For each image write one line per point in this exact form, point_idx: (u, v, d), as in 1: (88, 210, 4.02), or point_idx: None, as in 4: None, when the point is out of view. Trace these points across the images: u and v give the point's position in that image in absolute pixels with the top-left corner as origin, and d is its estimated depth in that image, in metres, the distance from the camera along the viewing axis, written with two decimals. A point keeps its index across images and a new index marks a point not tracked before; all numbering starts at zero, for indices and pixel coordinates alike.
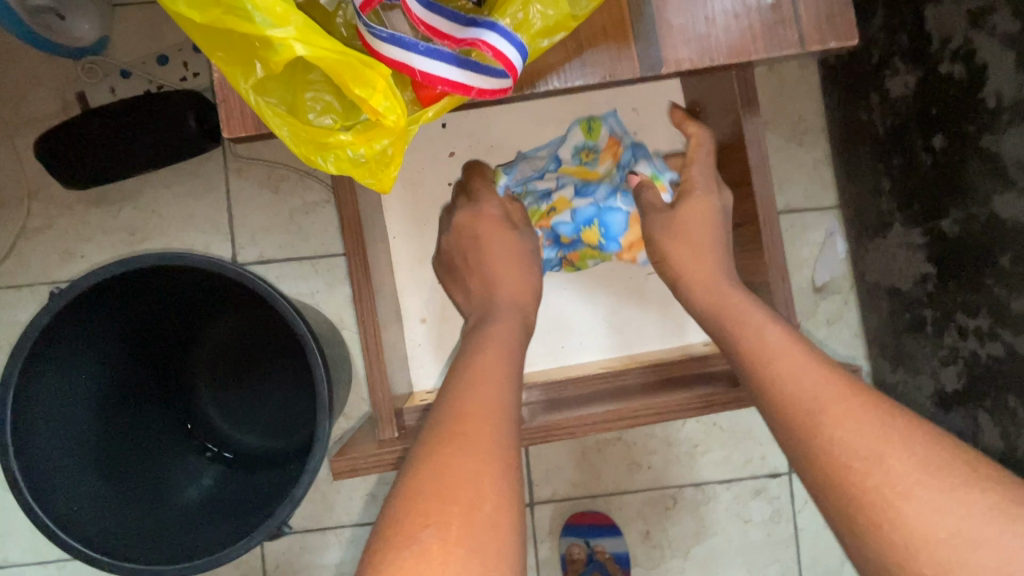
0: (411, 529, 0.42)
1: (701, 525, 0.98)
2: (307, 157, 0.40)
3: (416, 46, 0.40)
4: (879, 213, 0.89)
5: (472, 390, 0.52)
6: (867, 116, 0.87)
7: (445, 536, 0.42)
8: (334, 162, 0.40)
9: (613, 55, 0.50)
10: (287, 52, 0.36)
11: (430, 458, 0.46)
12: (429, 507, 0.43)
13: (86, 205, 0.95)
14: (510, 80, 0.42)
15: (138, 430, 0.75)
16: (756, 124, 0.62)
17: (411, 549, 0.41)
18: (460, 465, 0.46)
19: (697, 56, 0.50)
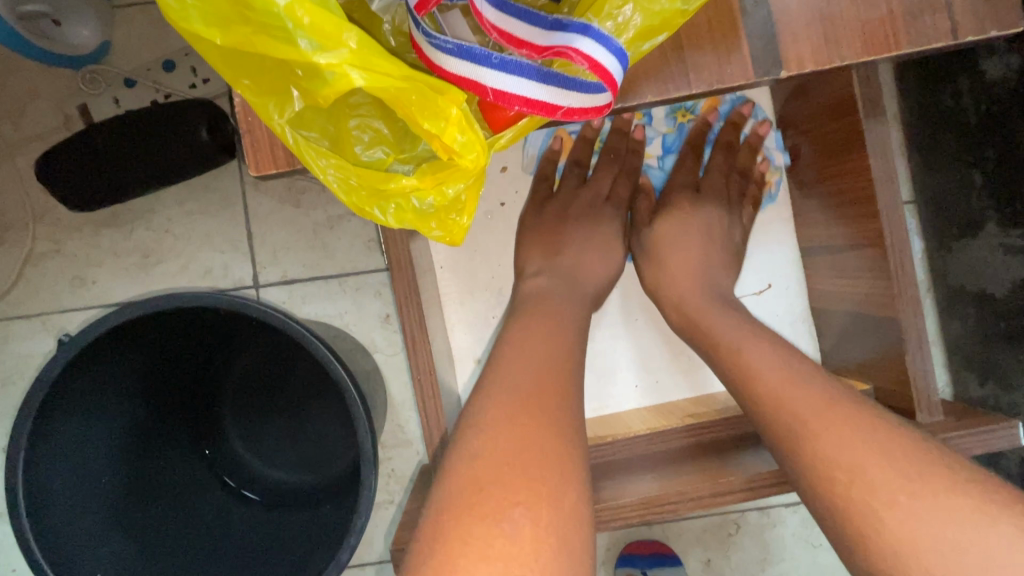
0: (500, 505, 0.40)
1: (767, 552, 0.91)
2: (360, 207, 0.34)
3: (488, 58, 0.31)
4: (967, 210, 0.79)
5: (534, 354, 0.51)
6: (953, 101, 0.78)
7: (536, 517, 0.40)
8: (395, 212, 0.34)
9: (719, 58, 0.43)
10: (342, 82, 0.30)
11: (505, 424, 0.44)
12: (512, 479, 0.41)
13: (96, 227, 0.88)
14: (609, 96, 0.34)
15: (165, 477, 0.69)
16: (882, 129, 0.55)
17: (502, 526, 0.39)
18: (536, 433, 0.44)
19: (820, 54, 0.43)
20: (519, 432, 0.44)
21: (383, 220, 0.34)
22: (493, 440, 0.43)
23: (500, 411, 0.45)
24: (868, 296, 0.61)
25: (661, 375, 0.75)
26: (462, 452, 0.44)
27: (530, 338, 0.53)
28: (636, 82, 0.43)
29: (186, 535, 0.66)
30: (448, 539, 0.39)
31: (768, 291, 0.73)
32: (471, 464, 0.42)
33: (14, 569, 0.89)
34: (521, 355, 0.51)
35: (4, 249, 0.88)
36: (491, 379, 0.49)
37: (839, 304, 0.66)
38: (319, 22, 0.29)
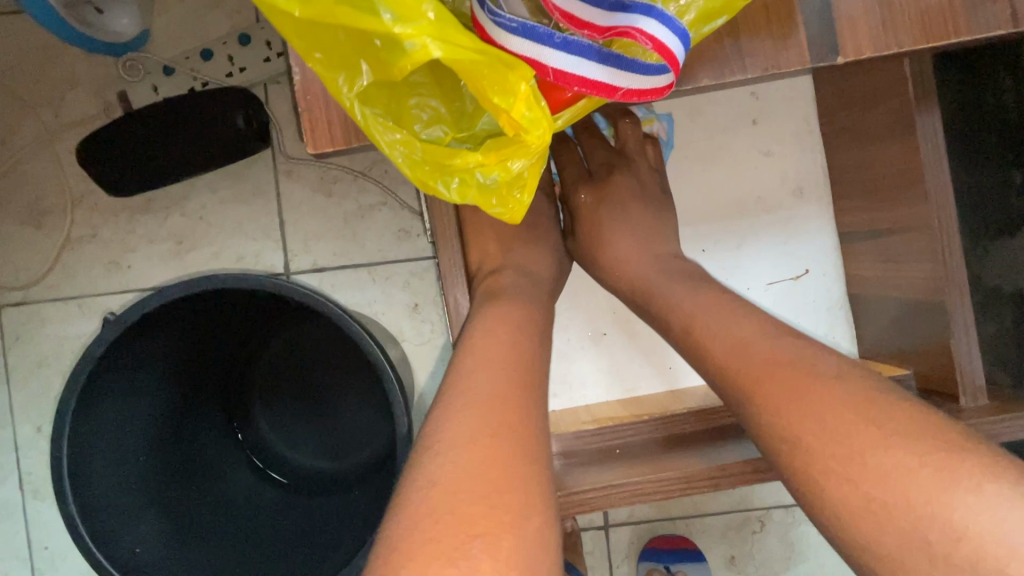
0: (456, 538, 0.36)
1: (791, 551, 0.90)
2: (423, 183, 0.34)
3: (551, 38, 0.32)
4: (1007, 209, 0.78)
5: (487, 367, 0.47)
6: (994, 99, 0.77)
7: (498, 550, 0.36)
8: (458, 187, 0.34)
9: (774, 44, 0.43)
10: (420, 53, 0.29)
11: (461, 449, 0.40)
12: (463, 513, 0.37)
13: (131, 213, 0.89)
14: (671, 76, 0.34)
15: (198, 458, 0.70)
16: (931, 117, 0.54)
17: (458, 565, 0.34)
18: (499, 458, 0.40)
19: (877, 39, 0.43)
20: (477, 458, 0.40)
21: (445, 195, 0.34)
22: (449, 469, 0.39)
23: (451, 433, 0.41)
24: (920, 289, 0.60)
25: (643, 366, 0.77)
26: (419, 485, 0.39)
27: (490, 348, 0.49)
28: (692, 65, 0.43)
29: (217, 517, 0.67)
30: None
31: (805, 279, 0.73)
32: (424, 499, 0.38)
33: (46, 547, 0.91)
34: (477, 368, 0.47)
35: (43, 233, 0.90)
36: (445, 400, 0.45)
37: (886, 300, 0.66)
38: None
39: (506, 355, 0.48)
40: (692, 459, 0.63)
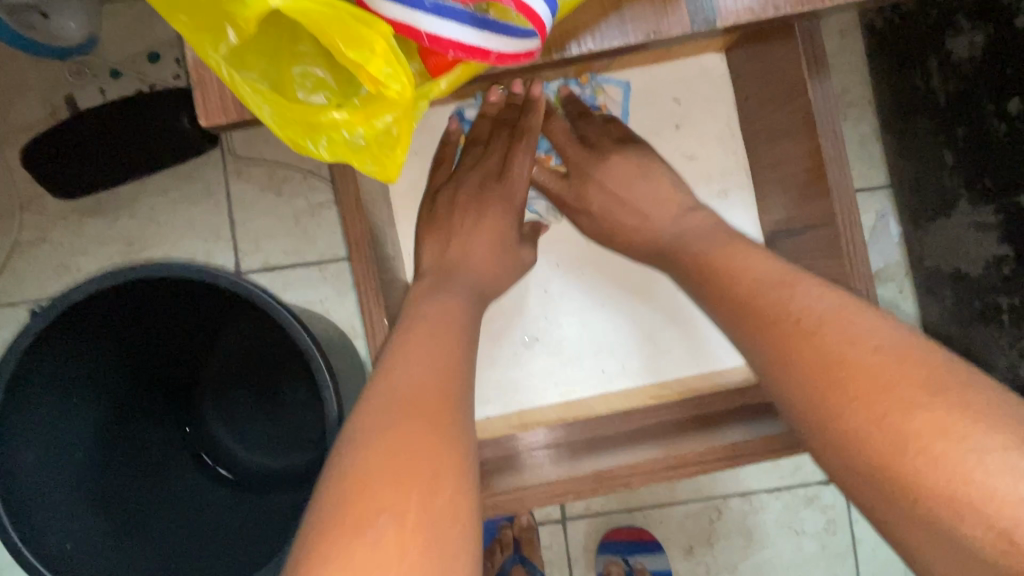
0: (364, 513, 0.39)
1: (750, 538, 0.90)
2: (293, 142, 0.34)
3: (422, 3, 0.32)
4: (940, 190, 0.80)
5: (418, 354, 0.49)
6: (924, 83, 0.79)
7: (402, 522, 0.38)
8: (328, 146, 0.34)
9: (657, 10, 0.44)
10: None
11: (379, 429, 0.43)
12: (377, 491, 0.39)
13: (81, 216, 0.89)
14: (536, 41, 0.35)
15: (137, 453, 0.69)
16: (827, 86, 0.55)
17: (366, 534, 0.38)
18: (413, 440, 0.42)
19: (759, 5, 0.44)
20: (393, 445, 0.42)
21: (318, 155, 0.34)
22: (366, 451, 0.42)
23: (373, 416, 0.44)
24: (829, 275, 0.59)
25: (658, 352, 0.74)
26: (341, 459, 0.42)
27: (423, 343, 0.50)
28: (576, 29, 0.44)
29: (158, 513, 0.66)
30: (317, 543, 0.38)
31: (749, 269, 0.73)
32: (342, 479, 0.41)
33: None
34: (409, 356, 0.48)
35: None
36: (374, 385, 0.46)
37: None
38: None
39: (435, 350, 0.49)
40: (674, 444, 0.64)
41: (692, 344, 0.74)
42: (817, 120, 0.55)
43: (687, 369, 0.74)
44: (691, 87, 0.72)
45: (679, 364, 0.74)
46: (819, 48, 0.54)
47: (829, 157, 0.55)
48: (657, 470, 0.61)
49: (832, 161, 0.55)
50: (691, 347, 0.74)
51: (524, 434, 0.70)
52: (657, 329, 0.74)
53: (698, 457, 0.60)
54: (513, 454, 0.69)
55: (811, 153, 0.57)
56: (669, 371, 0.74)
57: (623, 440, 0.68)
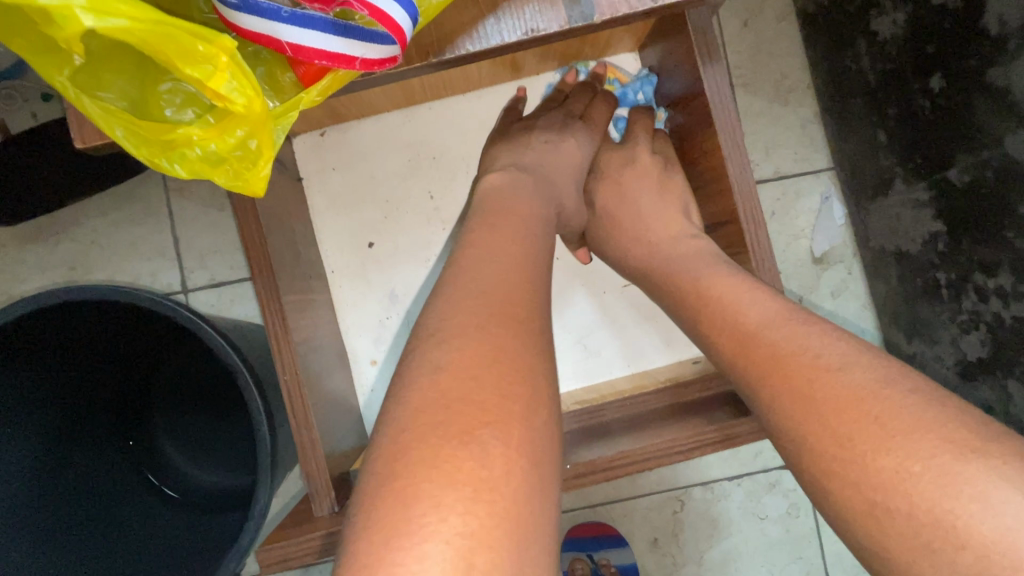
0: (467, 426, 0.34)
1: (714, 527, 0.90)
2: (151, 161, 0.33)
3: (277, 13, 0.32)
4: (878, 169, 0.80)
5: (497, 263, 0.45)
6: (856, 65, 0.79)
7: (507, 438, 0.35)
8: (185, 165, 0.33)
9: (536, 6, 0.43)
10: (73, 24, 0.27)
11: (465, 339, 0.39)
12: (476, 403, 0.35)
13: (21, 242, 0.88)
14: (399, 48, 0.35)
15: (85, 475, 0.67)
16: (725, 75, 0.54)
17: (469, 448, 0.33)
18: (503, 354, 0.38)
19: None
20: (484, 354, 0.38)
21: (174, 174, 0.33)
22: (454, 364, 0.38)
23: (460, 328, 0.40)
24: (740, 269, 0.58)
25: (608, 347, 0.72)
26: (422, 373, 0.38)
27: (485, 251, 0.46)
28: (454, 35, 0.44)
29: (102, 536, 0.65)
30: (410, 457, 0.34)
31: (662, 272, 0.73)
32: (430, 390, 0.36)
33: None
34: (486, 260, 0.45)
35: None
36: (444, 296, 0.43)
37: None
38: None
39: None
40: (656, 431, 0.57)
41: (627, 345, 0.72)
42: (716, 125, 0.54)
43: (622, 370, 0.72)
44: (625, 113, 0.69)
45: (612, 366, 0.72)
46: (712, 37, 0.52)
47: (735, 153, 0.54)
48: (643, 459, 0.54)
49: (734, 160, 0.54)
50: (642, 340, 0.72)
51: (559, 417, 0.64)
52: (589, 331, 0.72)
53: (681, 445, 0.54)
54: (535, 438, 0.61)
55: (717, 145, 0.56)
56: (602, 373, 0.72)
57: (602, 431, 0.61)
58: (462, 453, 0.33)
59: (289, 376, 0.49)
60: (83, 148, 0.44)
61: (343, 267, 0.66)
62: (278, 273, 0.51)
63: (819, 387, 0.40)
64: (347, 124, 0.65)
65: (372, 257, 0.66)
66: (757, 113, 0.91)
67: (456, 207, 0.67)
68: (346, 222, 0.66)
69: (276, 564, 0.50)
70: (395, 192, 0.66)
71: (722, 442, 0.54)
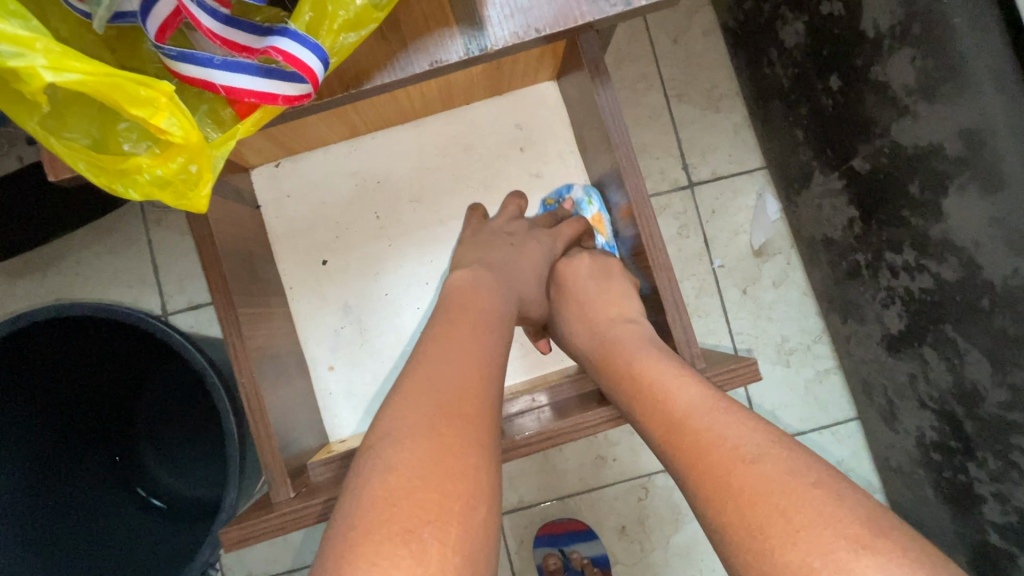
0: (407, 525, 0.37)
1: (678, 512, 0.95)
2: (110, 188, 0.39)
3: (211, 61, 0.39)
4: (800, 164, 0.87)
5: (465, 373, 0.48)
6: (771, 71, 0.87)
7: (445, 537, 0.37)
8: (137, 189, 0.39)
9: (435, 43, 0.46)
10: (36, 82, 0.33)
11: (400, 452, 0.42)
12: (425, 499, 0.39)
13: (11, 279, 0.94)
14: (313, 86, 0.41)
15: (71, 490, 0.72)
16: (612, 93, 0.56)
17: (410, 546, 0.36)
18: (429, 472, 0.40)
19: (522, 30, 0.46)
20: (423, 464, 0.41)
21: (129, 198, 0.39)
22: (393, 475, 0.40)
23: (420, 441, 0.42)
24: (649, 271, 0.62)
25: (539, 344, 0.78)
26: (373, 474, 0.41)
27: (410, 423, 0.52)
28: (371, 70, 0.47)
29: (87, 546, 0.70)
30: (357, 550, 0.37)
31: None
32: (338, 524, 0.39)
33: None
34: (439, 362, 0.48)
35: None
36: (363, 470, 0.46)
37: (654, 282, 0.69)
38: (13, 28, 0.32)
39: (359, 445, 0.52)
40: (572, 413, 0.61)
41: None
42: (609, 132, 0.57)
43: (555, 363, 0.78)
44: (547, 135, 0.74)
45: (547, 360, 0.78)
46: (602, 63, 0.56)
47: None
48: (557, 437, 0.58)
49: (629, 170, 0.57)
50: None
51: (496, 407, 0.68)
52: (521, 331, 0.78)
53: (589, 421, 0.58)
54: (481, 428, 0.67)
55: None
56: (540, 366, 0.78)
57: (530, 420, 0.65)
58: (402, 553, 0.36)
59: (246, 373, 0.54)
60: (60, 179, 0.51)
61: (304, 287, 0.72)
62: (239, 286, 0.57)
63: (733, 475, 0.42)
64: (298, 155, 0.72)
65: (326, 275, 0.72)
66: (690, 120, 0.98)
67: (402, 225, 0.73)
68: (303, 243, 0.72)
69: (239, 543, 0.53)
70: (343, 216, 0.72)
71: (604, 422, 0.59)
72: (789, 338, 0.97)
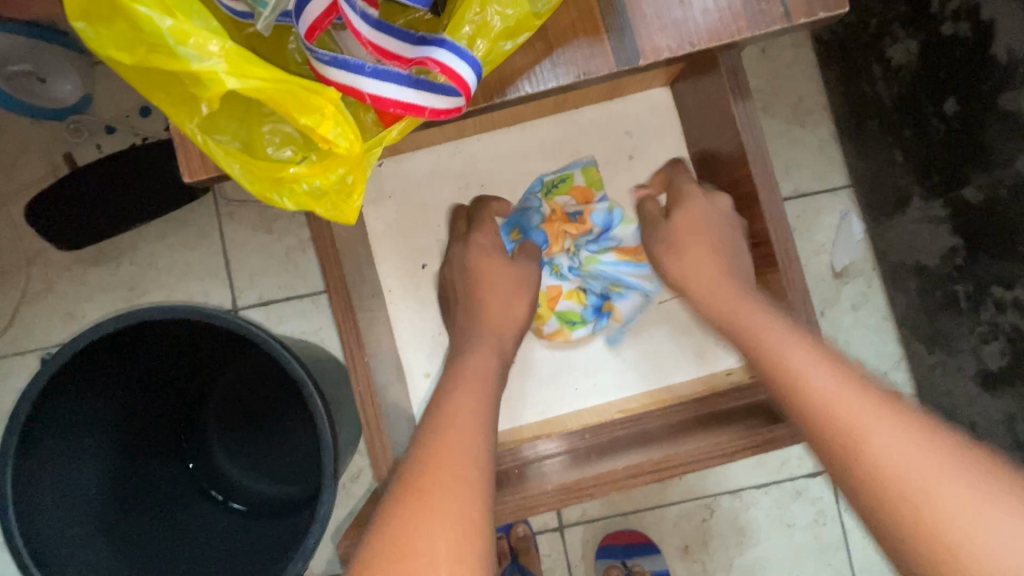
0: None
1: (742, 535, 0.93)
2: (263, 195, 0.38)
3: (362, 69, 0.37)
4: (895, 187, 0.84)
5: (450, 450, 0.48)
6: (870, 89, 0.83)
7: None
8: (291, 198, 0.38)
9: (586, 52, 0.47)
10: (217, 86, 0.33)
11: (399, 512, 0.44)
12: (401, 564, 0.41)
13: (84, 264, 0.94)
14: (463, 99, 0.40)
15: (148, 485, 0.72)
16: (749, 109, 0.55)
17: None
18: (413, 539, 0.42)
19: (676, 44, 0.47)
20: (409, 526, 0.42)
21: (282, 206, 0.38)
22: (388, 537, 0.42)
23: (431, 526, 0.42)
24: (769, 291, 0.60)
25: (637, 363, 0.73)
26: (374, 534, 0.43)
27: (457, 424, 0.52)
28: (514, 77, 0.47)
29: (167, 540, 0.69)
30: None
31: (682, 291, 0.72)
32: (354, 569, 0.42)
33: None
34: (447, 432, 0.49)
35: (1, 292, 0.94)
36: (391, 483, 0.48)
37: None
38: (197, 34, 0.33)
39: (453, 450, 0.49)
40: (693, 440, 0.59)
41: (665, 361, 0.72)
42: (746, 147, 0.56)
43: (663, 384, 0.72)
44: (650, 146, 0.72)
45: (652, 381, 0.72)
46: (742, 74, 0.55)
47: (758, 184, 0.56)
48: (683, 466, 0.57)
49: (765, 186, 0.56)
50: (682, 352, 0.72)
51: (537, 444, 0.65)
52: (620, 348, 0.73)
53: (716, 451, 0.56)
54: (531, 464, 0.64)
55: (735, 175, 0.60)
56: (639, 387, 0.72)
57: (642, 441, 0.62)
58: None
59: (361, 381, 0.54)
60: (191, 183, 0.50)
61: (403, 291, 0.71)
62: (351, 295, 0.56)
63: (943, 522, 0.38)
64: (402, 156, 0.71)
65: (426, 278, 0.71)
66: (776, 134, 0.95)
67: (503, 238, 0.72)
68: (400, 246, 0.71)
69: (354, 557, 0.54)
70: (447, 220, 0.71)
71: (659, 474, 0.56)
72: (867, 364, 0.94)
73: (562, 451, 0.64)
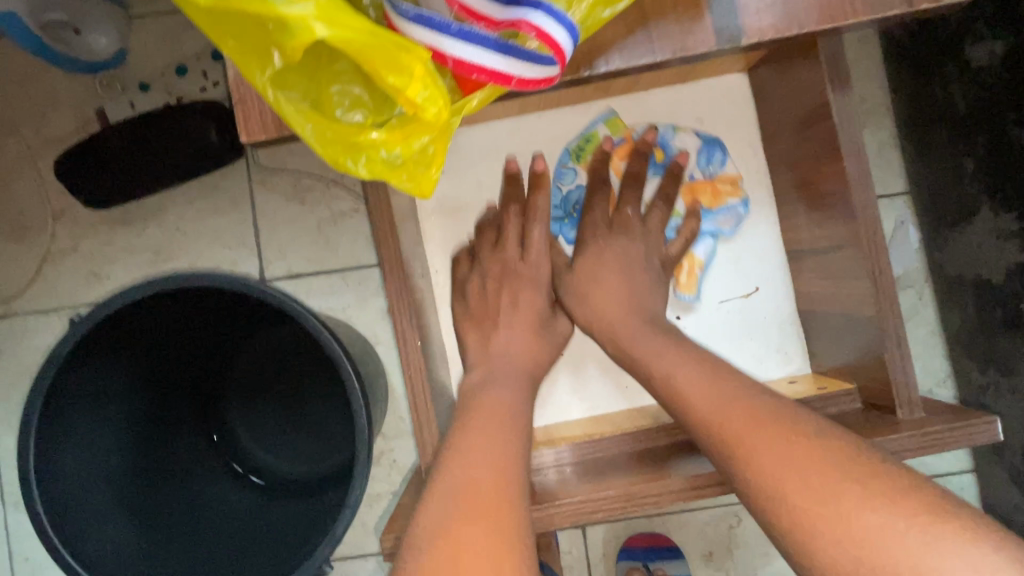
0: None
1: (768, 546, 0.90)
2: (335, 159, 0.37)
3: (448, 28, 0.33)
4: (961, 197, 0.80)
5: (481, 481, 0.45)
6: (943, 91, 0.79)
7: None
8: (365, 164, 0.37)
9: (680, 27, 0.46)
10: (305, 33, 0.31)
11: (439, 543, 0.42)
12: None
13: (110, 225, 0.91)
14: (557, 68, 0.37)
15: (168, 457, 0.69)
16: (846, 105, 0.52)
17: None
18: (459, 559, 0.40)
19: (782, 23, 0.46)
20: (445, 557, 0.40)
21: (355, 172, 0.37)
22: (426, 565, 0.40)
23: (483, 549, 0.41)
24: (848, 296, 0.58)
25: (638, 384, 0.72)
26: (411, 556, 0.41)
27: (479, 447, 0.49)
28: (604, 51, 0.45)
29: (187, 516, 0.67)
30: None
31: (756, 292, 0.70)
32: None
33: (28, 557, 0.92)
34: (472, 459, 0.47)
35: (26, 248, 0.92)
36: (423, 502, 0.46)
37: (829, 307, 0.62)
38: None
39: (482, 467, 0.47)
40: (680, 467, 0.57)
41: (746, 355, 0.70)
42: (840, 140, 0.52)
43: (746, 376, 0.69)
44: (716, 137, 0.69)
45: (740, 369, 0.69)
46: (842, 66, 0.52)
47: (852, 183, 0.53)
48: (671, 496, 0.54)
49: (857, 187, 0.53)
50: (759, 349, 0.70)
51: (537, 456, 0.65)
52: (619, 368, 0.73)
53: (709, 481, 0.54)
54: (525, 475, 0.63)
55: (819, 172, 0.57)
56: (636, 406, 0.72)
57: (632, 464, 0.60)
58: None
59: None
60: (246, 143, 0.47)
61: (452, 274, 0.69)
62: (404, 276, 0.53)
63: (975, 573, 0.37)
64: (459, 131, 0.69)
65: None
66: None
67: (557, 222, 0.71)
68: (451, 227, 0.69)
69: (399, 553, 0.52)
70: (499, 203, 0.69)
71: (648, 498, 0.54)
72: None
73: (561, 464, 0.64)
